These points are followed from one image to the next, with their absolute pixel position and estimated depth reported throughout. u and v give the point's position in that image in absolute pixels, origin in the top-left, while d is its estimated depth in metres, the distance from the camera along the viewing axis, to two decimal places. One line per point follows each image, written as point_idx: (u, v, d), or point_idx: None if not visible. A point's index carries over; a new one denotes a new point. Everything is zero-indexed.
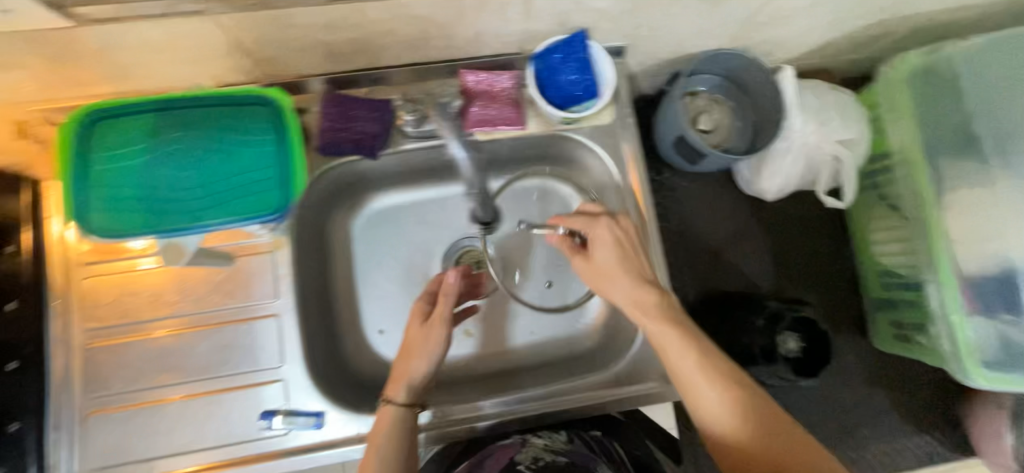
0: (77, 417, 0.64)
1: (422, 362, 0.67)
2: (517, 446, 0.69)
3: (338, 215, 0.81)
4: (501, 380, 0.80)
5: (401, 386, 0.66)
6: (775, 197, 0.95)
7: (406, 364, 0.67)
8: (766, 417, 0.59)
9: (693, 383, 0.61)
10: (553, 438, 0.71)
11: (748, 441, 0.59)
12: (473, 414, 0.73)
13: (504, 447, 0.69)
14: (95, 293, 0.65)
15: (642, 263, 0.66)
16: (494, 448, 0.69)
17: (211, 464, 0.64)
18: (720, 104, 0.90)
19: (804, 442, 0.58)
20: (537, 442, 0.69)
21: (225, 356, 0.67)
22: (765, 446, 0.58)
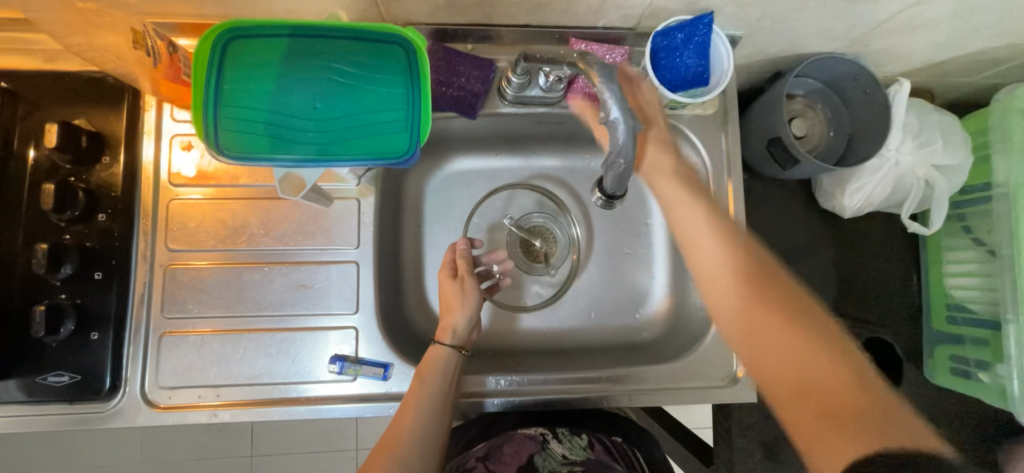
0: (154, 335, 0.64)
1: (464, 313, 0.69)
2: (538, 447, 0.73)
3: (416, 172, 0.80)
4: (520, 358, 0.77)
5: (448, 331, 0.67)
6: (851, 215, 0.90)
7: (445, 315, 0.68)
8: (812, 326, 0.56)
9: (699, 250, 0.61)
10: (575, 443, 0.74)
11: (796, 348, 0.55)
12: (483, 389, 0.69)
13: (527, 439, 0.74)
14: (182, 215, 0.66)
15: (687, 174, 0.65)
16: (518, 438, 0.74)
17: (275, 401, 0.64)
18: (815, 111, 0.87)
19: (843, 382, 0.52)
20: (557, 450, 0.73)
21: (300, 296, 0.66)
22: (813, 360, 0.54)
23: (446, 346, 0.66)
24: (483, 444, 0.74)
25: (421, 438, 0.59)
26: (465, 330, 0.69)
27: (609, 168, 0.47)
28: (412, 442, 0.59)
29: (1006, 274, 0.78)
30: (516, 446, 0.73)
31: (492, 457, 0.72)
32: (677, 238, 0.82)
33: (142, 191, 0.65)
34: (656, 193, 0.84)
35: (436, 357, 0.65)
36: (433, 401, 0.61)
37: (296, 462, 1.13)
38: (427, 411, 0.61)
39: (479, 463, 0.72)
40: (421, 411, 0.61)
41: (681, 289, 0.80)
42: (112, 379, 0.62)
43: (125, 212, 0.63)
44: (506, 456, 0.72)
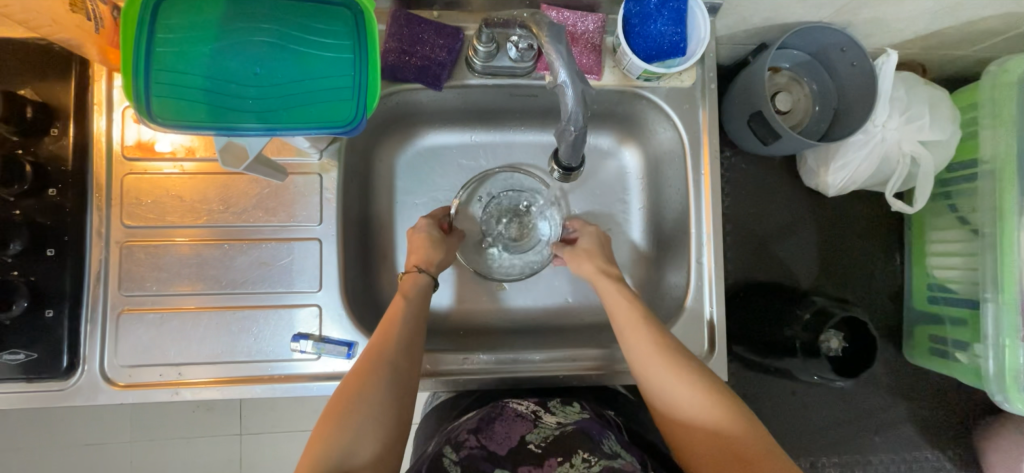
0: (111, 313, 0.62)
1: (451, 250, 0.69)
2: (529, 422, 0.62)
3: (386, 146, 0.78)
4: (507, 335, 0.77)
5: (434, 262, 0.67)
6: (835, 193, 0.89)
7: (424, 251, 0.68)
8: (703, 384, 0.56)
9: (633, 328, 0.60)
10: (568, 410, 0.64)
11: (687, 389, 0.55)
12: (473, 368, 0.68)
13: (518, 414, 0.63)
14: (139, 190, 0.63)
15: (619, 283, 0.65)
16: (509, 412, 0.63)
17: (239, 379, 0.63)
18: (799, 85, 0.84)
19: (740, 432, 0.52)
20: (550, 419, 0.62)
21: (262, 273, 0.65)
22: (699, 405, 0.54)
23: (423, 274, 0.66)
24: (471, 416, 0.63)
25: (414, 348, 0.59)
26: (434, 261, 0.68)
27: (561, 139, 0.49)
28: (404, 343, 0.58)
29: (987, 253, 0.76)
30: (508, 423, 0.61)
31: (484, 430, 0.60)
32: (656, 215, 0.79)
33: (95, 165, 0.63)
34: (633, 168, 0.81)
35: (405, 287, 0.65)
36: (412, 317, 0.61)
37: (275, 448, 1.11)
38: (413, 328, 0.60)
39: (471, 435, 0.59)
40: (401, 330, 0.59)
41: (658, 269, 0.78)
42: (70, 357, 0.61)
43: (77, 187, 0.61)
44: (498, 433, 0.60)
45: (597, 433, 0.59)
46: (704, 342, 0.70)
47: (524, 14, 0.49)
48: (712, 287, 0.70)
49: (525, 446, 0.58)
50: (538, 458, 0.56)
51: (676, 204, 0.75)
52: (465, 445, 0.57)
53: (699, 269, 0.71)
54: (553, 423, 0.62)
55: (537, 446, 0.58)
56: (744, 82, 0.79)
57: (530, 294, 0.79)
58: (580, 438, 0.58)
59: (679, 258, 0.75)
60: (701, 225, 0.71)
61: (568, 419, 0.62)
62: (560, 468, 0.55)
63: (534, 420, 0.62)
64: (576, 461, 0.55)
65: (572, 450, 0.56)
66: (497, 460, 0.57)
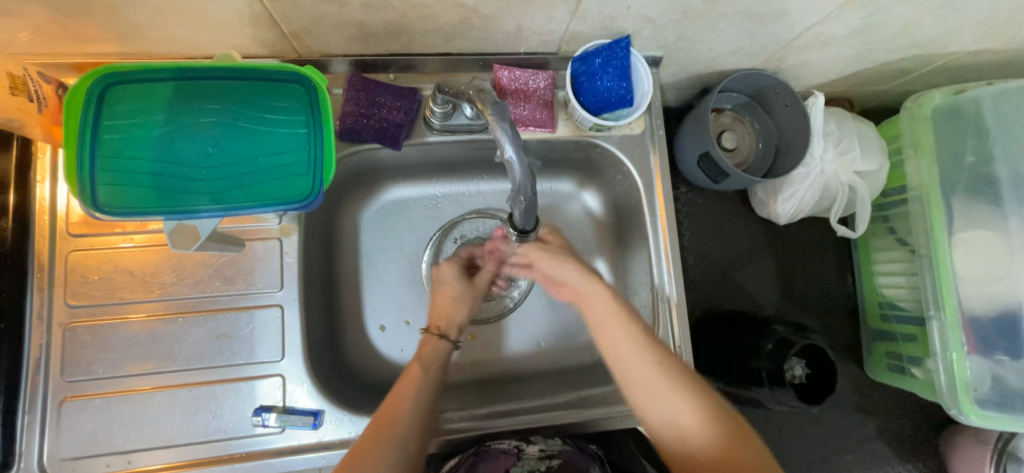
0: (53, 402, 0.58)
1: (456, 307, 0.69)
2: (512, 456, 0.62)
3: (349, 202, 0.78)
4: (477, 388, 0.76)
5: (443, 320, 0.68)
6: (785, 222, 0.94)
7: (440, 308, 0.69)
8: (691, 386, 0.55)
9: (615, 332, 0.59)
10: (549, 442, 0.65)
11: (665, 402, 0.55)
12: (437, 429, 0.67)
13: (501, 453, 0.63)
14: (85, 267, 0.61)
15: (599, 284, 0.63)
16: (491, 452, 0.63)
17: (196, 461, 0.59)
18: (742, 123, 0.90)
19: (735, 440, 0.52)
20: (532, 449, 0.64)
21: (220, 345, 0.62)
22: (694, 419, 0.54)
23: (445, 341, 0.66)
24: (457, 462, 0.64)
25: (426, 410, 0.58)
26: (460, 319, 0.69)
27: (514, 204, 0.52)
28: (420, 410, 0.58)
29: (926, 271, 0.81)
30: (493, 462, 0.62)
31: None
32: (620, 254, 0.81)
33: (37, 244, 0.60)
34: (594, 211, 0.84)
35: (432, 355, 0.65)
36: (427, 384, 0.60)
37: None
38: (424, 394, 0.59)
39: None
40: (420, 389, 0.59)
41: (626, 308, 0.80)
42: (3, 454, 0.56)
43: (16, 268, 0.58)
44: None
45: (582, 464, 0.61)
46: None
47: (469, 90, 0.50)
48: (678, 323, 0.71)
49: None
50: None
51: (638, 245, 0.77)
52: None
53: (664, 307, 0.73)
54: (537, 453, 0.63)
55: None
56: (691, 126, 0.84)
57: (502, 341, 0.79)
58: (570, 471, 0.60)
59: (645, 296, 0.76)
60: (661, 262, 0.73)
61: (550, 450, 0.64)
62: None
63: (517, 454, 0.63)
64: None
65: None
66: None
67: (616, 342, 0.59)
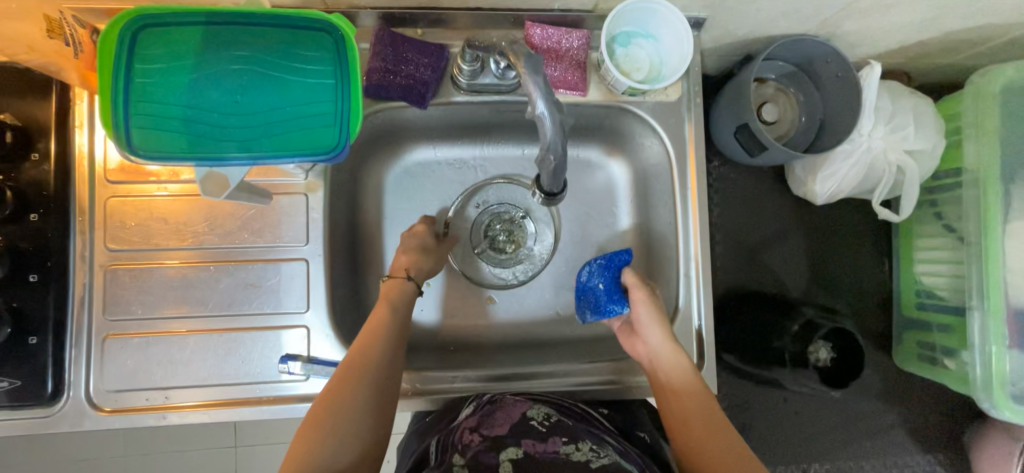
0: (96, 339, 0.62)
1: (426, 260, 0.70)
2: (527, 401, 0.65)
3: (374, 162, 0.77)
4: (490, 351, 0.77)
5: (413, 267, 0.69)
6: (823, 202, 0.89)
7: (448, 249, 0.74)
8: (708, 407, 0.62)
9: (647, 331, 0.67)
10: (536, 408, 0.64)
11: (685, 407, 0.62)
12: (446, 386, 0.69)
13: (516, 400, 0.66)
14: (123, 213, 0.63)
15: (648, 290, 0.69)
16: (507, 401, 0.65)
17: (227, 401, 0.63)
18: (786, 95, 0.84)
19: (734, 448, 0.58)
20: (534, 410, 0.63)
21: (249, 295, 0.64)
22: (704, 432, 0.60)
23: (408, 282, 0.68)
24: (472, 414, 0.63)
25: (390, 370, 0.60)
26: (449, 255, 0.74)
27: (542, 165, 0.52)
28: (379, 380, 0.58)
29: (971, 261, 0.77)
30: (507, 411, 0.63)
31: (484, 424, 0.62)
32: (644, 225, 0.80)
33: (77, 189, 0.62)
34: (621, 182, 0.81)
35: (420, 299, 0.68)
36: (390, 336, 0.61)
37: (270, 463, 1.03)
38: (393, 335, 0.62)
39: (474, 434, 0.60)
40: (386, 337, 0.61)
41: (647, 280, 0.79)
42: (54, 384, 0.60)
43: (60, 211, 0.61)
44: (498, 420, 0.62)
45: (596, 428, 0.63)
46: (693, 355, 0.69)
47: (502, 44, 0.53)
48: (701, 298, 0.70)
49: (527, 421, 0.62)
50: (542, 434, 0.60)
51: (661, 218, 0.76)
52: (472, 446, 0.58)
53: (687, 282, 0.71)
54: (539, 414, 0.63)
55: (541, 424, 0.61)
56: (728, 95, 0.80)
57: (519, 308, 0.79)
58: (584, 429, 0.62)
59: (668, 270, 0.75)
60: (689, 238, 0.71)
61: (545, 414, 0.63)
62: (565, 446, 0.58)
63: (531, 401, 0.65)
64: (583, 446, 0.58)
65: (576, 435, 0.60)
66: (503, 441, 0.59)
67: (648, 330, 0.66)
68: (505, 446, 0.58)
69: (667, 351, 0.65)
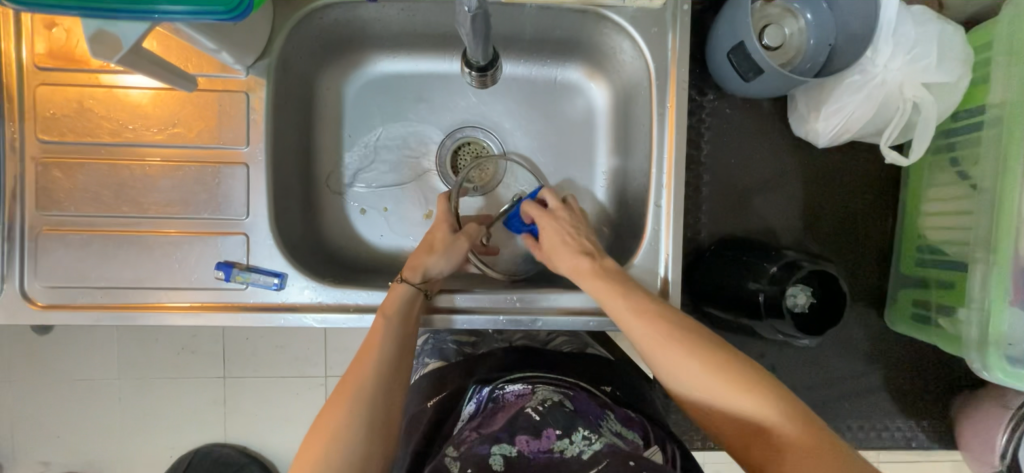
0: (30, 233, 0.59)
1: (438, 258, 0.65)
2: (528, 392, 0.59)
3: (331, 72, 0.72)
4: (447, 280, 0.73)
5: (418, 270, 0.63)
6: (826, 144, 0.80)
7: (422, 254, 0.64)
8: (729, 369, 0.51)
9: (632, 330, 0.56)
10: (542, 395, 0.57)
11: (705, 385, 0.52)
12: None
13: (516, 395, 0.59)
14: (53, 103, 0.59)
15: (624, 283, 0.60)
16: (508, 398, 0.58)
17: (163, 305, 0.61)
18: (793, 16, 0.75)
19: (793, 420, 0.48)
20: (536, 397, 0.57)
21: (187, 197, 0.61)
22: (744, 404, 0.50)
23: (406, 285, 0.62)
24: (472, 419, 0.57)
25: (389, 392, 0.54)
26: (436, 277, 0.65)
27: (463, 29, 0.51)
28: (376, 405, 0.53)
29: (984, 209, 0.70)
30: (507, 407, 0.57)
31: (484, 423, 0.55)
32: (621, 156, 0.73)
33: (6, 75, 0.58)
34: (600, 107, 0.75)
35: (398, 301, 0.60)
36: (389, 350, 0.56)
37: (241, 389, 1.03)
38: (392, 351, 0.56)
39: (472, 430, 0.54)
40: (383, 353, 0.56)
41: (620, 213, 0.74)
42: None
43: None
44: (497, 418, 0.55)
45: (594, 415, 0.56)
46: (659, 289, 0.64)
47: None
48: (669, 233, 0.64)
49: (522, 413, 0.54)
50: (534, 426, 0.52)
51: (638, 145, 0.69)
52: (464, 439, 0.52)
53: (657, 212, 0.64)
54: (538, 402, 0.56)
55: (535, 411, 0.54)
56: (727, 9, 0.70)
57: (495, 277, 0.71)
58: (581, 417, 0.54)
59: (640, 202, 0.69)
60: (663, 163, 0.64)
61: (548, 400, 0.56)
62: (558, 440, 0.50)
63: (532, 391, 0.59)
64: (577, 436, 0.50)
65: (572, 424, 0.52)
66: (496, 436, 0.51)
67: (636, 330, 0.56)
68: (499, 441, 0.50)
69: (669, 358, 0.54)
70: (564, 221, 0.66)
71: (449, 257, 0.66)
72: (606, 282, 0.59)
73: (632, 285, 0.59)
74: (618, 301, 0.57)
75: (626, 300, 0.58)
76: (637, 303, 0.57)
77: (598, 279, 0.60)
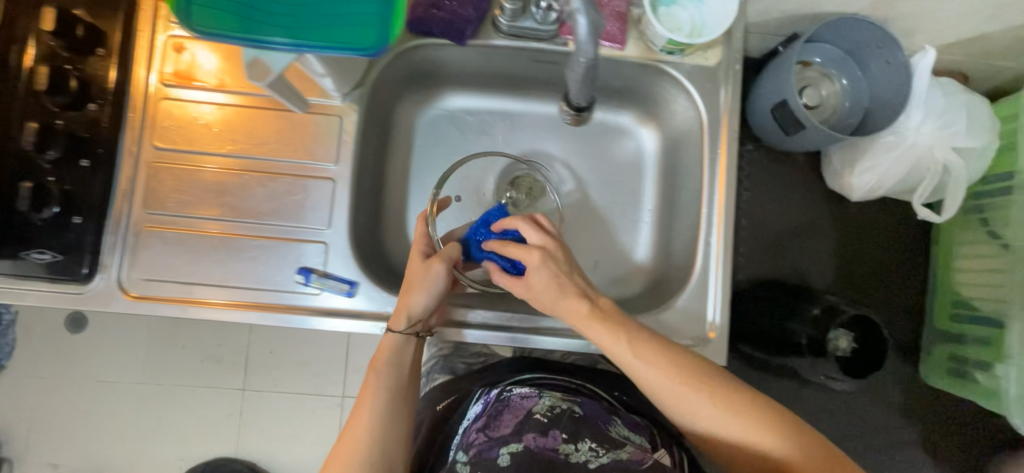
0: (134, 228, 0.65)
1: (422, 295, 0.62)
2: (535, 396, 0.61)
3: (408, 104, 0.80)
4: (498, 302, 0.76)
5: (403, 315, 0.61)
6: (859, 198, 0.87)
7: (405, 294, 0.61)
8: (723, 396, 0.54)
9: (636, 373, 0.56)
10: (548, 399, 0.60)
11: (703, 413, 0.54)
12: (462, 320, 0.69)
13: (522, 397, 0.61)
14: (171, 116, 0.67)
15: (620, 320, 0.58)
16: (514, 399, 0.61)
17: (243, 303, 0.66)
18: (830, 80, 0.82)
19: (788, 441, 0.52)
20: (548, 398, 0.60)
21: (276, 206, 0.67)
22: (740, 426, 0.53)
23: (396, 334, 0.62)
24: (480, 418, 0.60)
25: (396, 413, 0.59)
26: (421, 314, 0.62)
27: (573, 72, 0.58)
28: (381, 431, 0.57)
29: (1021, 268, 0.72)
30: (514, 408, 0.59)
31: (491, 423, 0.58)
32: (668, 196, 0.79)
33: (134, 88, 0.66)
34: (649, 151, 0.81)
35: (395, 355, 0.61)
36: (394, 376, 0.61)
37: (273, 399, 1.05)
38: (395, 386, 0.60)
39: (480, 432, 0.57)
40: (388, 385, 0.60)
41: (665, 248, 0.78)
42: (91, 264, 0.64)
43: (116, 105, 0.65)
44: (504, 421, 0.58)
45: (603, 421, 0.58)
46: (707, 322, 0.68)
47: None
48: (719, 269, 0.68)
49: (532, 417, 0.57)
50: (543, 427, 0.55)
51: (687, 187, 0.74)
52: (474, 443, 0.55)
53: (706, 249, 0.69)
54: (546, 408, 0.58)
55: (543, 417, 0.57)
56: (769, 70, 0.77)
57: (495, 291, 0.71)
58: (587, 425, 0.56)
59: (687, 238, 0.73)
60: (713, 204, 0.69)
61: (554, 406, 0.58)
62: (564, 446, 0.52)
63: (539, 394, 0.61)
64: (580, 446, 0.52)
65: (577, 433, 0.54)
66: (506, 439, 0.54)
67: (639, 369, 0.56)
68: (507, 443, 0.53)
69: (674, 396, 0.55)
70: (557, 258, 0.60)
71: (432, 290, 0.62)
72: (601, 321, 0.58)
73: (631, 323, 0.58)
74: (617, 345, 0.57)
75: (629, 344, 0.57)
76: (635, 343, 0.57)
77: (599, 324, 0.58)
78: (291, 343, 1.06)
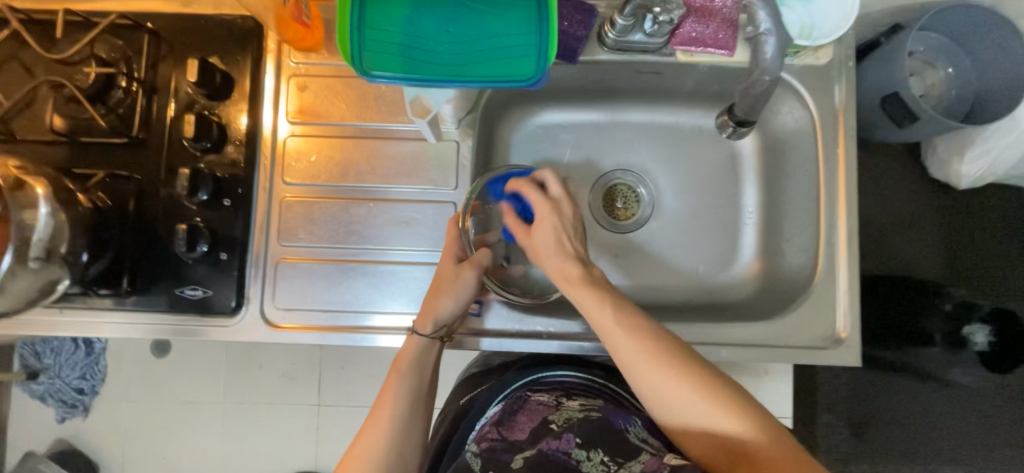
0: (272, 261, 0.69)
1: (450, 301, 0.62)
2: (551, 407, 0.60)
3: (505, 123, 0.81)
4: None
5: (429, 319, 0.62)
6: (968, 185, 0.84)
7: (432, 299, 0.62)
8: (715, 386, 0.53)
9: (617, 345, 0.56)
10: (569, 410, 0.59)
11: (690, 402, 0.52)
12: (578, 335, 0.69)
13: (543, 405, 0.61)
14: (298, 152, 0.70)
15: (617, 299, 0.59)
16: (533, 404, 0.62)
17: (377, 327, 0.68)
18: (934, 68, 0.79)
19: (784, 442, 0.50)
20: (569, 408, 0.60)
21: (401, 232, 0.69)
22: (731, 420, 0.51)
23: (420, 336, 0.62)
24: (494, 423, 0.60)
25: (407, 430, 0.58)
26: (446, 321, 0.63)
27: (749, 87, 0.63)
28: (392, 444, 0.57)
29: None
30: (530, 413, 0.59)
31: (506, 424, 0.59)
32: (772, 197, 0.77)
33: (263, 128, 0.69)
34: (744, 152, 0.80)
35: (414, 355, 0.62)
36: (410, 391, 0.60)
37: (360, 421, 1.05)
38: (411, 399, 0.60)
39: (494, 428, 0.58)
40: (400, 402, 0.59)
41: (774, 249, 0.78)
42: (238, 297, 0.67)
43: (249, 146, 0.68)
44: (520, 424, 0.58)
45: (621, 421, 0.57)
46: (839, 322, 0.68)
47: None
48: (845, 268, 0.69)
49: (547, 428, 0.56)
50: (557, 435, 0.55)
51: (798, 186, 0.73)
52: (485, 437, 0.57)
53: (829, 248, 0.70)
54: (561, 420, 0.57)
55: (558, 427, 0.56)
56: (872, 62, 0.75)
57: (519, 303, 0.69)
58: (604, 436, 0.54)
59: (804, 239, 0.73)
60: (832, 203, 0.70)
61: (572, 417, 0.57)
62: (579, 457, 0.52)
63: (557, 405, 0.60)
64: (594, 457, 0.52)
65: (592, 444, 0.53)
66: (518, 449, 0.54)
67: (624, 345, 0.55)
68: (521, 453, 0.54)
69: (661, 380, 0.53)
70: (563, 213, 0.63)
71: (462, 295, 0.63)
72: (593, 294, 0.58)
73: (626, 303, 0.59)
74: (613, 320, 0.56)
75: (617, 319, 0.57)
76: (634, 320, 0.57)
77: (589, 291, 0.59)
78: (358, 358, 1.05)
